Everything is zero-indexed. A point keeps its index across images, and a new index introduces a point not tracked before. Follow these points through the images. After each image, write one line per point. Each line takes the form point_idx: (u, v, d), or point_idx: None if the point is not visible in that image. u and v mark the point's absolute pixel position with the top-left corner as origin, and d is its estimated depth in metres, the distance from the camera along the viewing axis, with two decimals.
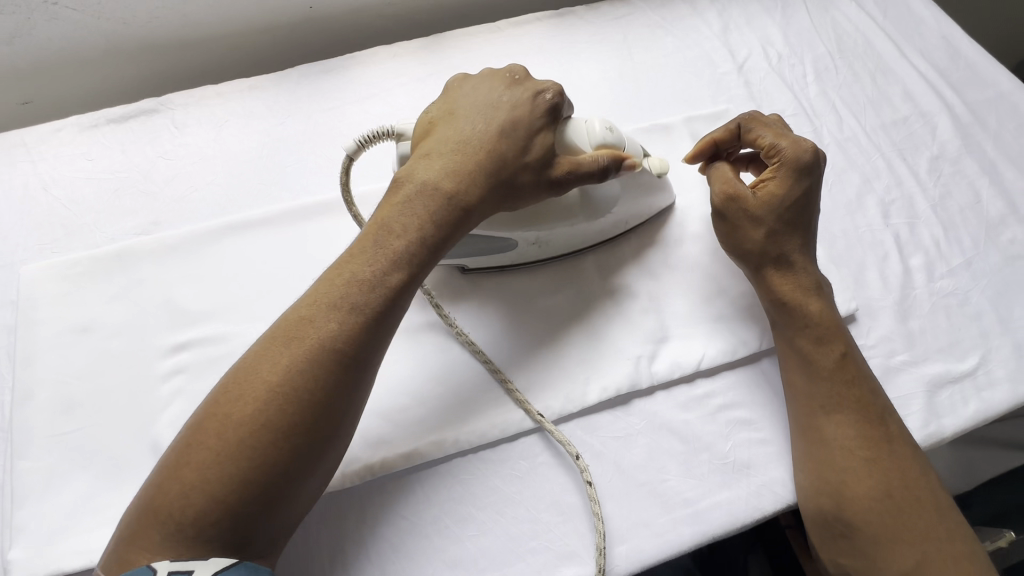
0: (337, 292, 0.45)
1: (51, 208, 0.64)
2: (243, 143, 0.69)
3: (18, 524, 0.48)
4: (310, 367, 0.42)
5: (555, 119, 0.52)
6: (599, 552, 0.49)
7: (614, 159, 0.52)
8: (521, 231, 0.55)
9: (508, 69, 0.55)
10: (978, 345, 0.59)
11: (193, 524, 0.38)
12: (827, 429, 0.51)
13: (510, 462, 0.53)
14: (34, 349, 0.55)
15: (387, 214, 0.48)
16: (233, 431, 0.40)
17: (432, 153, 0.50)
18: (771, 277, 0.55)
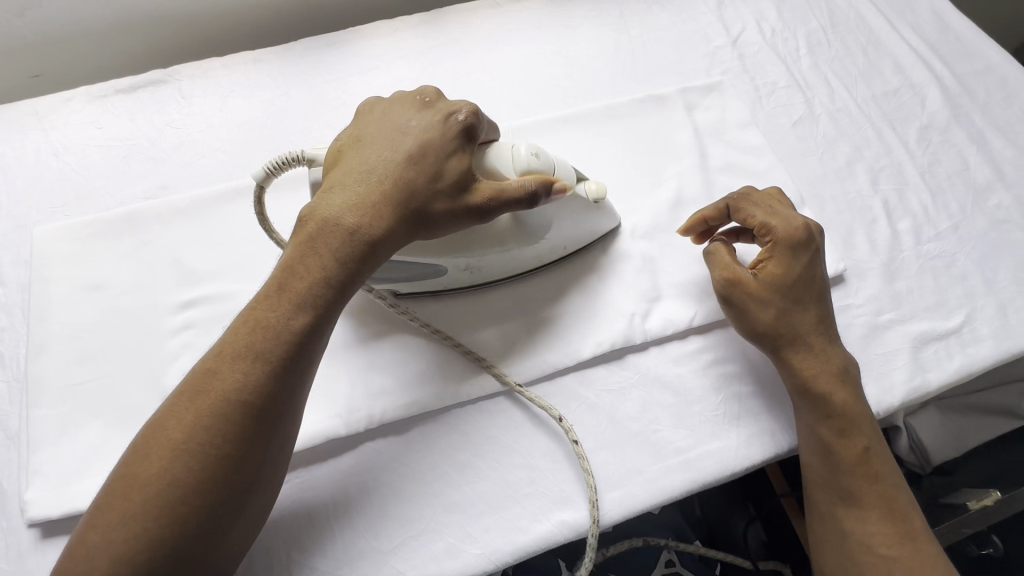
0: (240, 342, 0.44)
1: (63, 173, 0.65)
2: (249, 113, 0.70)
3: (35, 467, 0.50)
4: (214, 420, 0.41)
5: (470, 140, 0.50)
6: (592, 506, 0.51)
7: (541, 182, 0.49)
8: (448, 257, 0.53)
9: (420, 91, 0.55)
10: (964, 304, 0.61)
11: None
12: (846, 521, 0.50)
13: (507, 413, 0.55)
14: (46, 305, 0.57)
15: (294, 257, 0.47)
16: (138, 493, 0.40)
17: (336, 187, 0.49)
18: (789, 357, 0.54)
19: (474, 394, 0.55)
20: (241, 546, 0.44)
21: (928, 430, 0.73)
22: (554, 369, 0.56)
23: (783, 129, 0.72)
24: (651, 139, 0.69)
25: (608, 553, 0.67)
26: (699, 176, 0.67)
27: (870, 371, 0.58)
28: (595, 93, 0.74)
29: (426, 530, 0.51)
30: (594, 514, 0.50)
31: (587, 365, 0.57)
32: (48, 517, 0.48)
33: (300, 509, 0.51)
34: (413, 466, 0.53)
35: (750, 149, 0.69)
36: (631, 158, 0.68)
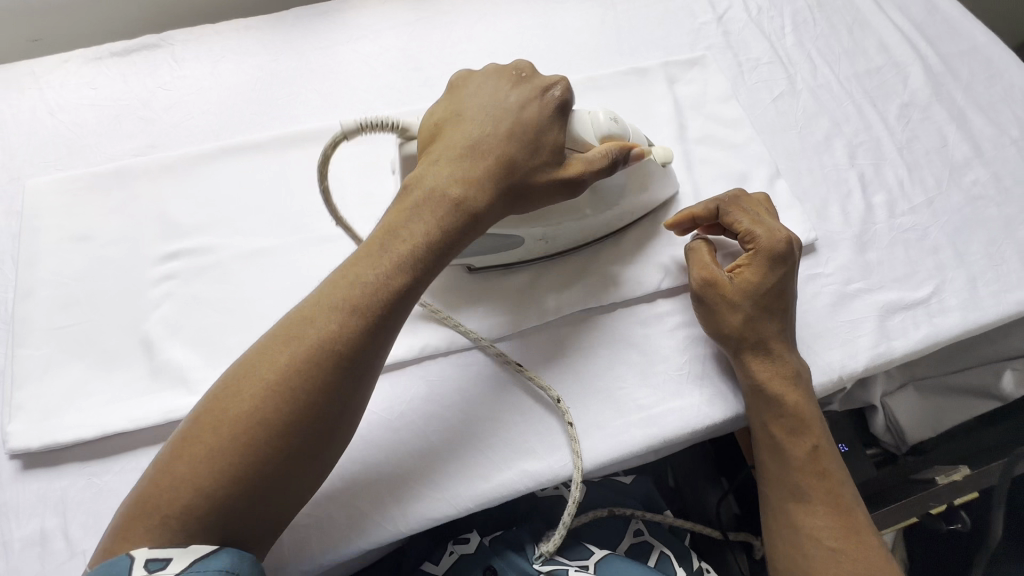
0: (339, 293, 0.44)
1: (56, 130, 0.67)
2: (239, 77, 0.72)
3: (18, 403, 0.52)
4: (307, 368, 0.42)
5: (563, 114, 0.52)
6: (575, 460, 0.52)
7: (621, 148, 0.53)
8: (528, 227, 0.55)
9: (514, 65, 0.55)
10: (933, 276, 0.62)
11: (178, 518, 0.38)
12: (797, 515, 0.53)
13: (475, 365, 0.57)
14: (35, 252, 0.59)
15: (397, 218, 0.47)
16: (228, 430, 0.40)
17: (440, 155, 0.50)
18: (749, 362, 0.55)
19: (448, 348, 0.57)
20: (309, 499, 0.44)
21: (903, 408, 0.73)
22: (527, 330, 0.58)
23: (763, 104, 0.72)
24: (632, 110, 0.70)
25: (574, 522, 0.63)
26: (676, 146, 0.68)
27: (836, 337, 0.59)
28: (579, 66, 0.75)
29: (403, 479, 0.52)
30: (575, 456, 0.52)
31: (562, 323, 0.58)
32: (28, 448, 0.51)
33: None
34: (381, 413, 0.54)
35: (729, 122, 0.70)
36: None
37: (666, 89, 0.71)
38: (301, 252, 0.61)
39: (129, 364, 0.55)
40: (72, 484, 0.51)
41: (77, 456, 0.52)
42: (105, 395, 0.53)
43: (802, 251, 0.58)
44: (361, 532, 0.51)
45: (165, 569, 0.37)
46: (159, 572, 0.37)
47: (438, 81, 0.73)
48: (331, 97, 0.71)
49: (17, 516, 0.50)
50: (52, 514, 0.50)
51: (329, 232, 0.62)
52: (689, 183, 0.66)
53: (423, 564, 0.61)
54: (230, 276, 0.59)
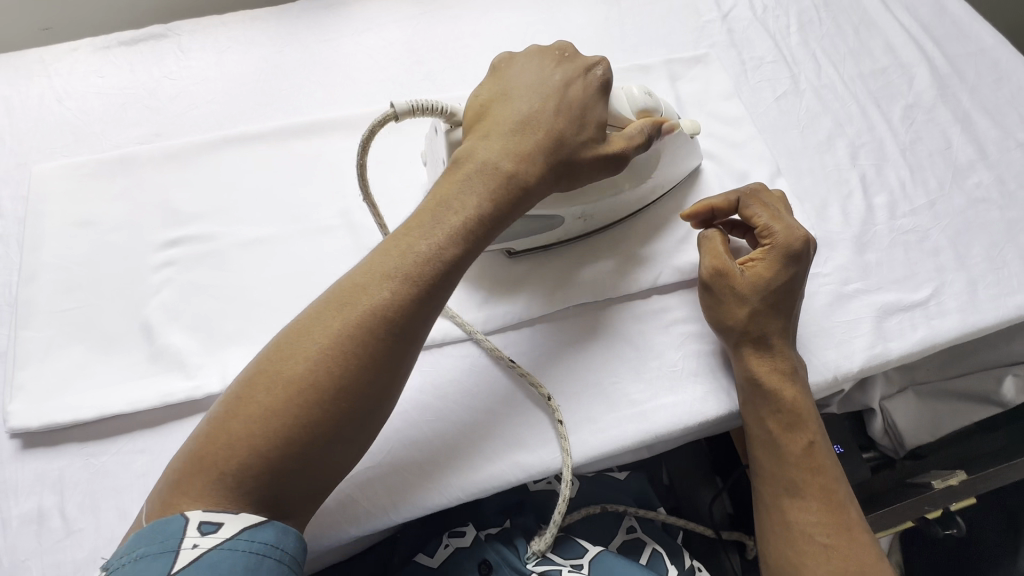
0: (391, 261, 0.45)
1: (63, 117, 0.68)
2: (243, 68, 0.73)
3: (19, 383, 0.53)
4: (363, 335, 0.42)
5: (605, 92, 0.53)
6: (565, 452, 0.52)
7: (654, 125, 0.54)
8: (567, 207, 0.56)
9: (557, 46, 0.56)
10: (932, 278, 0.61)
11: (235, 479, 0.39)
12: (790, 512, 0.53)
13: (469, 357, 0.57)
14: (40, 236, 0.60)
15: (448, 189, 0.48)
16: (282, 394, 0.40)
17: (492, 129, 0.50)
18: (748, 356, 0.55)
19: (442, 339, 0.57)
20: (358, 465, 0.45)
21: (902, 416, 0.72)
22: (524, 322, 0.58)
23: (766, 102, 0.72)
24: None
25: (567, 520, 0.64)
26: None
27: (832, 337, 0.58)
28: None
29: (397, 467, 0.53)
30: (565, 453, 0.52)
31: (559, 317, 0.59)
32: (28, 428, 0.52)
33: None
34: None
35: (730, 120, 0.70)
36: None
37: (668, 86, 0.71)
38: (301, 241, 0.61)
39: (128, 348, 0.56)
40: (70, 464, 0.52)
41: (75, 437, 0.52)
42: (104, 378, 0.54)
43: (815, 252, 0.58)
44: (354, 518, 0.51)
45: (217, 533, 0.37)
46: (211, 535, 0.37)
47: (440, 76, 0.73)
48: (334, 89, 0.72)
49: (15, 494, 0.51)
50: (50, 492, 0.51)
51: (329, 222, 0.62)
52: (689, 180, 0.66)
53: (418, 557, 0.61)
54: (229, 264, 0.60)
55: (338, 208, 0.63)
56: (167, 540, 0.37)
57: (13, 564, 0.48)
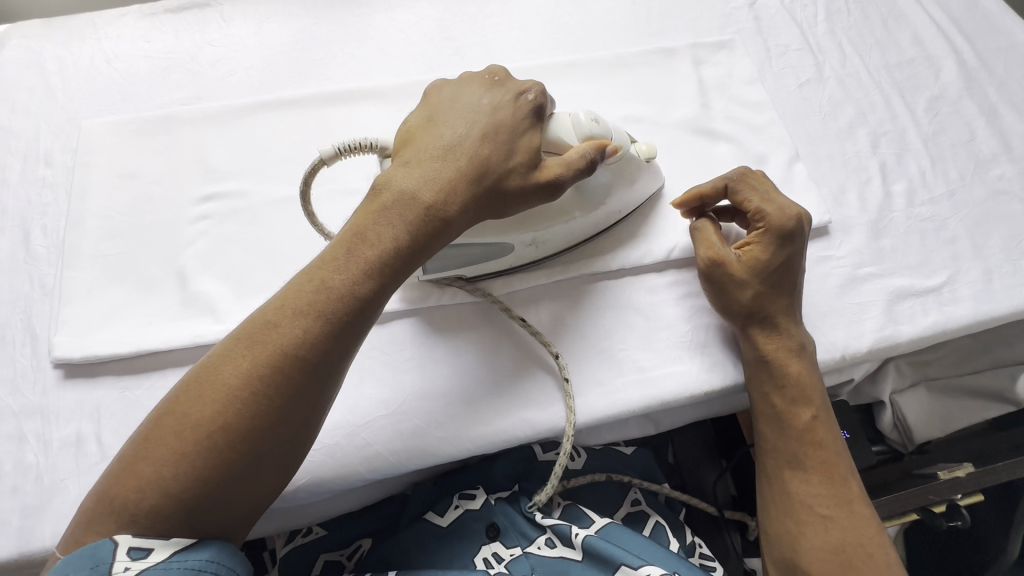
0: (303, 298, 0.45)
1: (111, 78, 0.72)
2: (280, 38, 0.76)
3: (65, 318, 0.57)
4: (272, 373, 0.43)
5: (539, 119, 0.53)
6: (569, 408, 0.54)
7: (596, 148, 0.52)
8: (514, 232, 0.55)
9: (489, 71, 0.56)
10: (947, 266, 0.62)
11: (146, 516, 0.40)
12: (790, 484, 0.55)
13: (486, 317, 0.59)
14: (86, 186, 0.64)
15: (362, 222, 0.48)
16: (190, 434, 0.42)
17: (412, 158, 0.50)
18: (756, 337, 0.56)
19: (456, 297, 0.59)
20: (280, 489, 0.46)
21: (908, 410, 0.71)
22: (534, 286, 0.60)
23: (789, 89, 0.73)
24: (654, 87, 0.71)
25: (571, 484, 0.65)
26: (697, 124, 0.69)
27: (842, 318, 0.59)
28: (607, 43, 0.76)
29: (411, 416, 0.55)
30: (569, 409, 0.54)
31: (567, 284, 0.61)
32: (70, 359, 0.55)
33: None
34: (392, 355, 0.58)
35: (752, 104, 0.70)
36: (632, 103, 0.70)
37: (691, 70, 0.72)
38: (328, 202, 0.64)
39: (164, 292, 0.59)
40: (107, 395, 0.55)
41: (112, 371, 0.56)
42: (139, 319, 0.57)
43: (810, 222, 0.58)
44: (370, 463, 0.54)
45: (147, 557, 0.40)
46: (142, 560, 0.39)
47: (468, 52, 0.75)
48: (365, 61, 0.74)
49: (56, 419, 0.54)
50: (88, 420, 0.54)
51: (355, 185, 0.65)
52: (708, 161, 0.67)
53: (428, 514, 0.62)
54: (260, 219, 0.63)
55: (365, 173, 0.66)
56: (98, 565, 0.39)
57: (53, 482, 0.52)
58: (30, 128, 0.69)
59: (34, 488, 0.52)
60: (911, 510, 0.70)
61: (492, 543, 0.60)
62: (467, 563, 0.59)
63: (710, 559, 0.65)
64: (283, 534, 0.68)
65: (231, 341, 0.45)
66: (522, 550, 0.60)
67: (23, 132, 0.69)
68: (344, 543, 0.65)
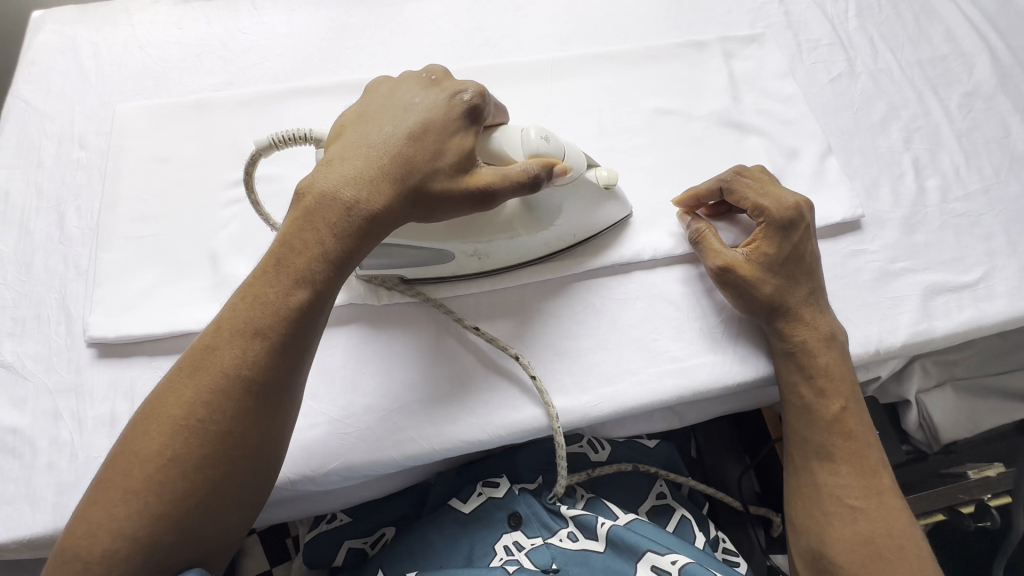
0: (239, 320, 0.45)
1: (144, 63, 0.73)
2: (311, 26, 0.76)
3: (98, 299, 0.57)
4: (213, 398, 0.43)
5: (473, 121, 0.49)
6: (547, 405, 0.54)
7: (544, 166, 0.48)
8: (458, 243, 0.54)
9: (427, 70, 0.53)
10: (983, 262, 0.61)
11: (102, 561, 0.40)
12: (819, 476, 0.54)
13: (518, 307, 0.59)
14: (120, 169, 0.64)
15: (292, 239, 0.46)
16: (138, 470, 0.42)
17: (335, 164, 0.48)
18: (783, 329, 0.56)
19: (487, 285, 0.59)
20: (253, 513, 0.46)
21: (936, 412, 0.70)
22: (564, 274, 0.60)
23: (820, 84, 0.72)
24: (683, 80, 0.71)
25: (594, 474, 0.63)
26: (728, 117, 0.69)
27: (876, 312, 0.59)
28: (637, 36, 0.76)
29: (437, 401, 0.55)
30: (549, 405, 0.54)
31: (597, 273, 0.61)
32: (105, 338, 0.56)
33: (321, 382, 0.56)
34: (418, 341, 0.57)
35: (784, 99, 0.70)
36: (662, 96, 0.70)
37: (721, 63, 0.72)
38: None
39: (196, 274, 0.59)
40: (140, 374, 0.55)
41: (146, 351, 0.56)
42: (172, 300, 0.58)
43: (813, 209, 0.59)
44: (398, 449, 0.54)
45: None
46: None
47: (499, 43, 0.75)
48: (395, 51, 0.74)
49: (91, 398, 0.55)
50: (121, 399, 0.54)
51: None
52: (738, 155, 0.67)
53: (451, 500, 0.61)
54: None
55: None
56: None
57: (88, 459, 0.52)
58: (64, 111, 0.69)
59: (70, 464, 0.52)
60: (938, 510, 0.71)
61: (512, 533, 0.58)
62: (487, 551, 0.58)
63: (734, 554, 0.64)
64: (309, 520, 0.68)
65: (175, 373, 0.46)
66: (543, 540, 0.58)
67: (58, 115, 0.69)
68: (367, 532, 0.64)
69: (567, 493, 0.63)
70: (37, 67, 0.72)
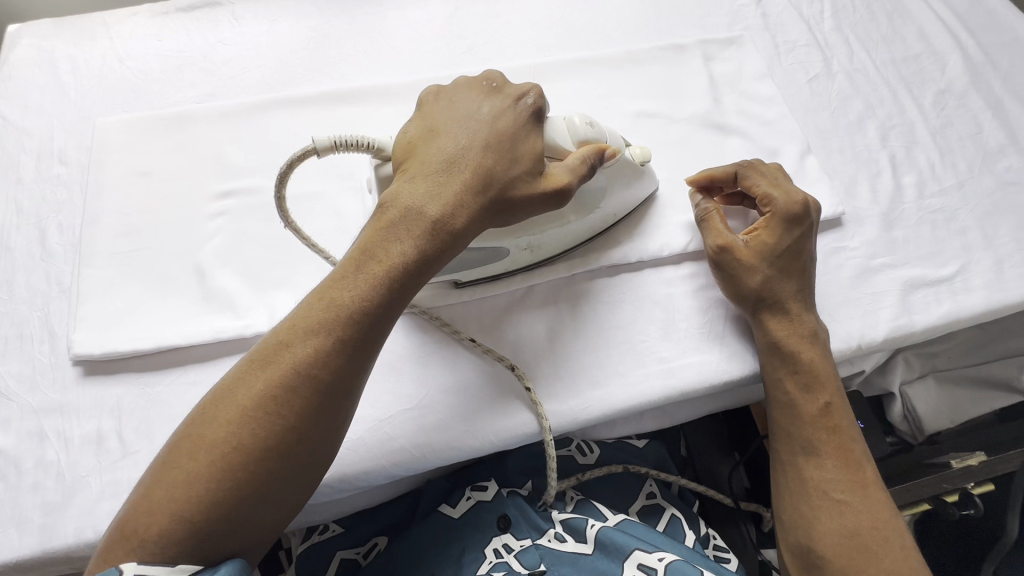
0: (315, 318, 0.45)
1: (124, 76, 0.72)
2: (292, 36, 0.76)
3: (83, 316, 0.57)
4: (285, 394, 0.43)
5: (538, 124, 0.52)
6: (541, 417, 0.54)
7: (596, 152, 0.53)
8: (514, 237, 0.55)
9: (486, 77, 0.55)
10: (959, 256, 0.63)
11: (157, 543, 0.39)
12: (805, 470, 0.55)
13: (507, 313, 0.60)
14: (102, 184, 0.64)
15: (371, 240, 0.47)
16: (205, 457, 0.41)
17: (416, 172, 0.49)
18: (768, 322, 0.57)
19: (477, 293, 0.60)
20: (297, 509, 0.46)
21: (918, 402, 0.71)
22: (554, 279, 0.61)
23: (798, 84, 0.74)
24: (664, 83, 0.72)
25: (585, 477, 0.63)
26: (710, 117, 0.70)
27: (857, 307, 0.60)
28: (617, 40, 0.77)
29: (429, 412, 0.55)
30: (541, 417, 0.54)
31: (586, 277, 0.61)
32: (90, 356, 0.55)
33: None
34: (408, 351, 0.58)
35: (764, 99, 0.71)
36: (643, 100, 0.71)
37: (700, 65, 0.73)
38: (345, 198, 0.64)
39: (183, 288, 0.59)
40: (127, 392, 0.55)
41: (132, 367, 0.56)
42: (157, 316, 0.57)
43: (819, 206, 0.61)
44: (390, 459, 0.54)
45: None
46: None
47: (481, 50, 0.76)
48: (378, 60, 0.75)
49: (77, 417, 0.54)
50: (108, 417, 0.54)
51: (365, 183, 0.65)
52: (720, 156, 0.68)
53: (441, 507, 0.61)
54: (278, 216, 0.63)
55: None
56: None
57: (75, 479, 0.52)
58: (43, 127, 0.69)
59: (56, 485, 0.51)
60: (924, 500, 0.71)
61: (502, 535, 0.59)
62: (478, 555, 0.58)
63: (724, 550, 0.65)
64: (299, 533, 0.68)
65: (244, 364, 0.45)
66: (532, 541, 0.59)
67: (37, 130, 0.68)
68: (359, 541, 0.64)
69: (557, 498, 0.63)
70: (13, 82, 0.71)
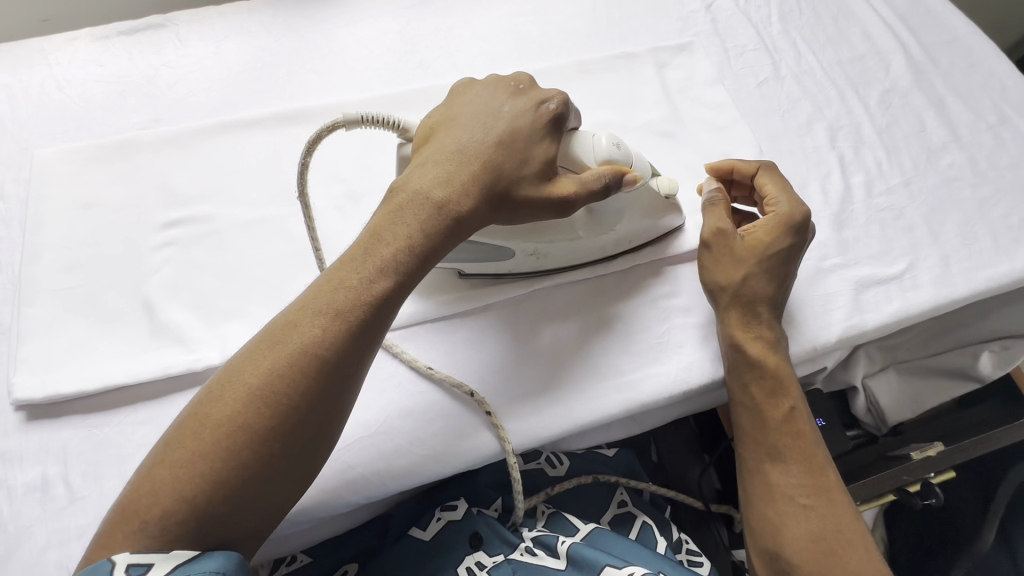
0: (323, 300, 0.44)
1: (63, 103, 0.70)
2: (239, 57, 0.74)
3: (24, 357, 0.55)
4: (290, 377, 0.42)
5: (557, 129, 0.52)
6: (502, 440, 0.54)
7: (613, 174, 0.52)
8: (520, 241, 0.56)
9: (513, 78, 0.55)
10: (907, 253, 0.64)
11: (157, 523, 0.38)
12: (771, 475, 0.55)
13: (464, 335, 0.59)
14: (43, 218, 0.62)
15: (381, 223, 0.47)
16: (210, 435, 0.40)
17: (428, 162, 0.49)
18: (733, 324, 0.57)
19: (433, 315, 0.59)
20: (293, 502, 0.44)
21: (880, 395, 0.73)
22: (511, 297, 0.61)
23: (748, 88, 0.75)
24: (617, 92, 0.72)
25: (555, 491, 0.63)
26: (664, 124, 0.70)
27: (812, 309, 0.61)
28: (570, 50, 0.77)
29: (389, 438, 0.54)
30: (504, 440, 0.54)
31: (543, 293, 0.61)
32: (31, 400, 0.53)
33: None
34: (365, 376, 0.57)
35: (715, 105, 0.72)
36: (597, 109, 0.71)
37: (652, 73, 0.73)
38: (297, 222, 0.63)
39: (131, 323, 0.57)
40: (73, 435, 0.53)
41: (79, 408, 0.54)
42: (103, 354, 0.55)
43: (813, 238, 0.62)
44: (348, 487, 0.53)
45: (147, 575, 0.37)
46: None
47: (433, 65, 0.75)
48: (328, 78, 0.73)
49: (20, 464, 0.52)
50: (54, 461, 0.52)
51: (319, 206, 0.64)
52: (674, 163, 0.69)
53: (411, 530, 0.60)
54: (228, 243, 0.61)
55: (340, 191, 0.65)
56: None
57: (19, 529, 0.50)
58: None
59: None
60: (887, 492, 0.72)
61: (474, 553, 0.58)
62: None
63: (697, 554, 0.65)
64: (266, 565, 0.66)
65: (251, 347, 0.44)
66: (504, 557, 0.58)
67: None
68: (329, 570, 0.63)
69: (527, 515, 0.63)
70: None
